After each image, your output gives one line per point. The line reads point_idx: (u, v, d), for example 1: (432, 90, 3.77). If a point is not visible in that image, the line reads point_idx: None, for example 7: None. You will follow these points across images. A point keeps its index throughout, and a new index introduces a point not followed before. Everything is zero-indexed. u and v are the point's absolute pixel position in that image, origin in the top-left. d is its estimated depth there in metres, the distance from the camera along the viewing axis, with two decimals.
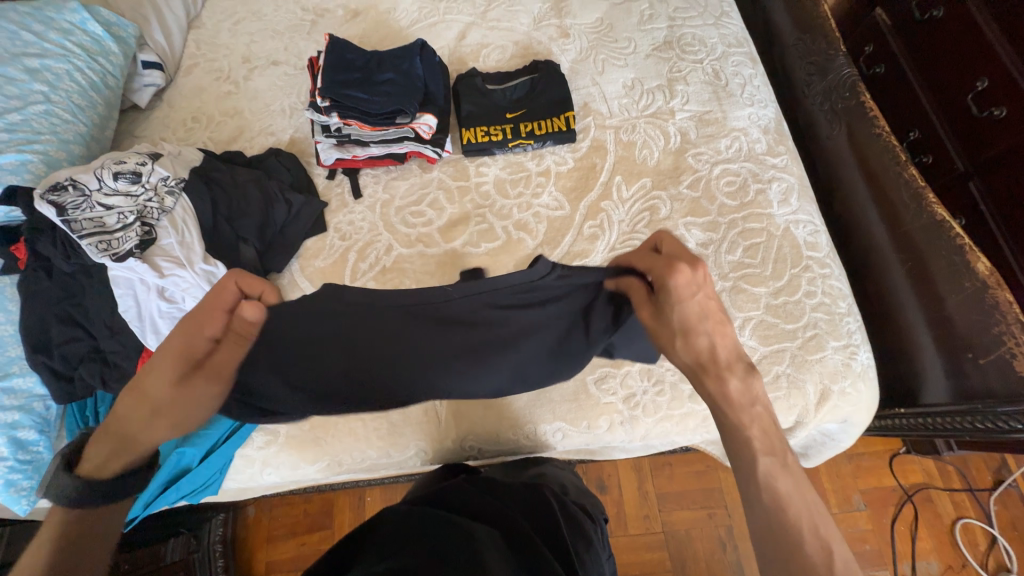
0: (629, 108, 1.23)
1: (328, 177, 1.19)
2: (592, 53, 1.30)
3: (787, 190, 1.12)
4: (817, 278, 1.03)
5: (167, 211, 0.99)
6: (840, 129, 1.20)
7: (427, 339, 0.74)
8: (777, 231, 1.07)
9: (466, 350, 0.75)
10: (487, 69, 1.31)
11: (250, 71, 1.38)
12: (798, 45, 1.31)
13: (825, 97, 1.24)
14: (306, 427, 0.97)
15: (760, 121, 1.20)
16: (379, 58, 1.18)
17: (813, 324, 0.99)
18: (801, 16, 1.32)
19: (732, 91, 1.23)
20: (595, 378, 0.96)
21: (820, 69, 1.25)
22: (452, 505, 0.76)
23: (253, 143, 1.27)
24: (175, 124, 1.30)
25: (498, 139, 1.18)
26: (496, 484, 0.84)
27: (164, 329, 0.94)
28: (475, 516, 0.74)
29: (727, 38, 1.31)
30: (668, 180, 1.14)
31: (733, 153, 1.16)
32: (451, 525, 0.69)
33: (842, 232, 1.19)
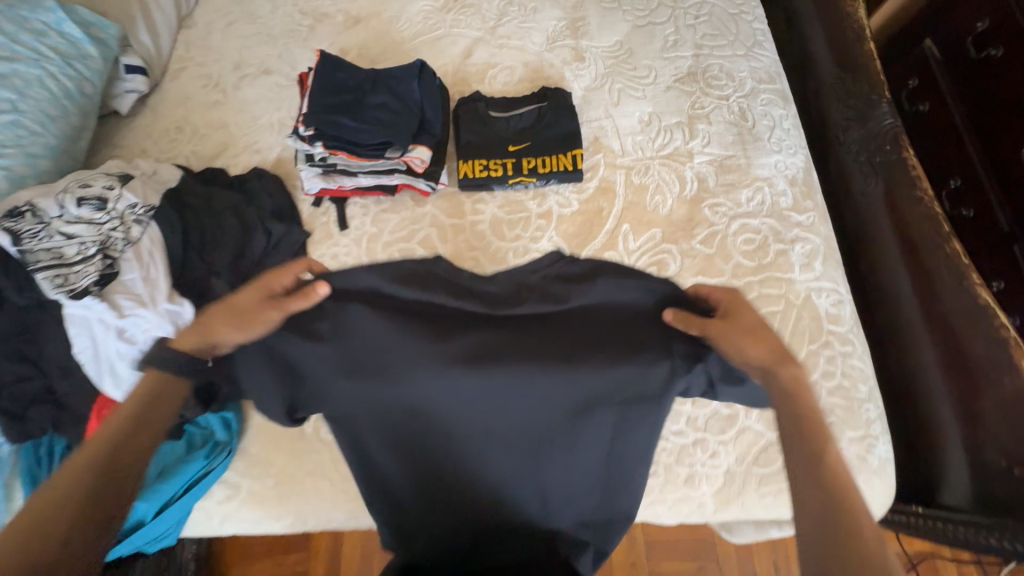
0: (644, 147, 1.13)
1: (313, 204, 1.11)
2: (608, 81, 1.20)
3: (811, 253, 1.01)
4: (837, 356, 0.93)
5: (134, 242, 0.91)
6: (876, 183, 1.07)
7: (420, 348, 0.74)
8: (797, 300, 0.97)
9: (550, 400, 0.75)
10: (492, 92, 1.21)
11: (240, 79, 1.30)
12: (835, 85, 1.18)
13: (861, 146, 1.11)
14: (270, 483, 0.90)
15: (786, 170, 1.09)
16: (374, 77, 1.08)
17: (828, 411, 0.89)
18: (842, 52, 1.18)
19: (758, 134, 1.12)
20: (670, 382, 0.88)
21: (859, 115, 1.12)
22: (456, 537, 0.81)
23: (237, 160, 1.19)
24: (158, 133, 1.23)
25: (497, 174, 1.08)
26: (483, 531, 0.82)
27: (121, 371, 0.85)
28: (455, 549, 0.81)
29: (756, 72, 1.20)
30: (680, 235, 1.04)
31: (755, 206, 1.05)
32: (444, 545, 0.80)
33: (874, 297, 1.06)
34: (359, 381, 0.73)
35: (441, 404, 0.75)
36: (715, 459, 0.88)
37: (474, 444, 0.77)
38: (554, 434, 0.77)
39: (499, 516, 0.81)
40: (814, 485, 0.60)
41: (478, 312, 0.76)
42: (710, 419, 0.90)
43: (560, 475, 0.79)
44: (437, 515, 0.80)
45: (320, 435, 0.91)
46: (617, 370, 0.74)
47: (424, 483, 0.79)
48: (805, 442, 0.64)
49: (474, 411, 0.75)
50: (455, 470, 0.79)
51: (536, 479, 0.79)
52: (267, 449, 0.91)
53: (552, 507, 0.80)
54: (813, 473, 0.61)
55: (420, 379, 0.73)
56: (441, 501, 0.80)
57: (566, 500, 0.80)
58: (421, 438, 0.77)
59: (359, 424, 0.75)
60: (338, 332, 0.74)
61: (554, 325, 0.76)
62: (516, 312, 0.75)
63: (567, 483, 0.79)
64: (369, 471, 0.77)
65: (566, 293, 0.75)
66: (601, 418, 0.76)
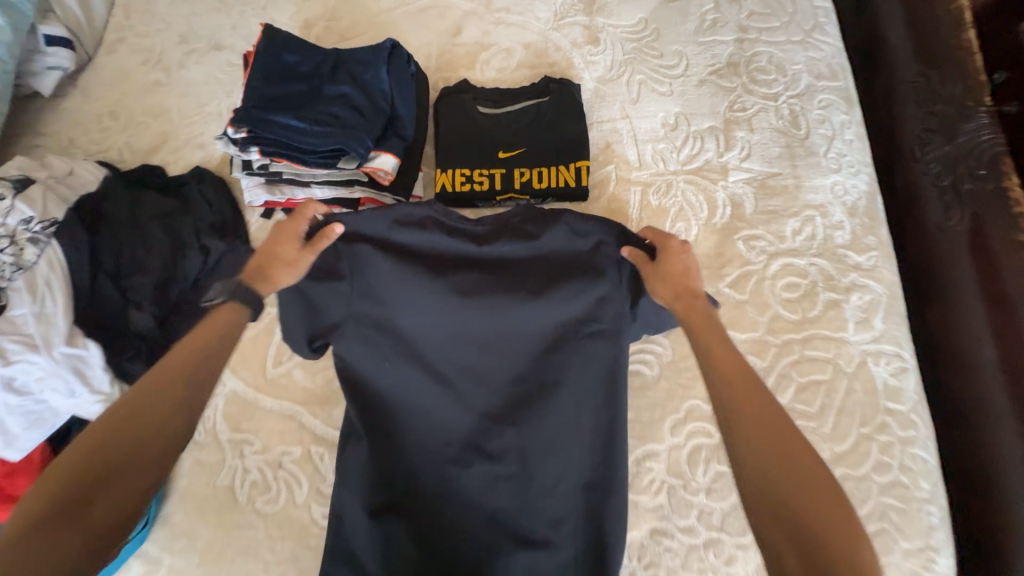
0: (666, 158, 0.91)
1: (263, 216, 0.93)
2: (626, 70, 0.98)
3: (869, 306, 0.80)
4: (895, 444, 0.74)
5: (26, 267, 0.73)
6: (963, 218, 0.84)
7: (422, 284, 0.77)
8: (849, 367, 0.77)
9: (528, 345, 0.78)
10: (483, 81, 0.99)
11: (186, 55, 1.09)
12: (917, 85, 0.92)
13: (945, 168, 0.87)
14: (191, 562, 0.75)
15: (845, 196, 0.87)
16: (333, 59, 0.85)
17: (881, 515, 0.71)
18: (927, 42, 0.91)
19: (812, 146, 0.90)
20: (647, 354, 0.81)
21: (946, 128, 0.87)
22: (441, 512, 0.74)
23: (177, 156, 1.00)
24: (87, 119, 1.04)
25: (482, 188, 0.88)
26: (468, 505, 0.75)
27: (12, 427, 0.70)
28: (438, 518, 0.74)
29: (815, 65, 0.96)
30: (705, 274, 0.84)
31: (803, 241, 0.84)
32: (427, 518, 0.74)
33: (950, 366, 0.84)
34: (363, 315, 0.75)
35: (432, 345, 0.77)
36: (733, 567, 0.70)
37: (457, 396, 0.77)
38: (531, 372, 0.77)
39: (478, 482, 0.74)
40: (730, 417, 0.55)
41: (464, 253, 0.79)
42: (728, 515, 0.73)
43: (539, 441, 0.75)
44: (419, 488, 0.75)
45: (256, 508, 0.77)
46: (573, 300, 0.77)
47: (408, 445, 0.76)
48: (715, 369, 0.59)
49: (464, 344, 0.78)
50: (436, 415, 0.76)
51: (520, 433, 0.75)
52: (192, 519, 0.77)
53: (534, 485, 0.74)
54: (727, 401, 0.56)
55: (417, 317, 0.76)
56: (423, 467, 0.75)
57: (547, 477, 0.74)
58: (408, 388, 0.77)
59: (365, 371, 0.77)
60: (353, 268, 0.75)
61: (521, 263, 0.78)
62: (495, 254, 0.79)
63: (548, 453, 0.74)
64: (369, 409, 0.77)
65: (536, 231, 0.78)
66: (572, 370, 0.76)
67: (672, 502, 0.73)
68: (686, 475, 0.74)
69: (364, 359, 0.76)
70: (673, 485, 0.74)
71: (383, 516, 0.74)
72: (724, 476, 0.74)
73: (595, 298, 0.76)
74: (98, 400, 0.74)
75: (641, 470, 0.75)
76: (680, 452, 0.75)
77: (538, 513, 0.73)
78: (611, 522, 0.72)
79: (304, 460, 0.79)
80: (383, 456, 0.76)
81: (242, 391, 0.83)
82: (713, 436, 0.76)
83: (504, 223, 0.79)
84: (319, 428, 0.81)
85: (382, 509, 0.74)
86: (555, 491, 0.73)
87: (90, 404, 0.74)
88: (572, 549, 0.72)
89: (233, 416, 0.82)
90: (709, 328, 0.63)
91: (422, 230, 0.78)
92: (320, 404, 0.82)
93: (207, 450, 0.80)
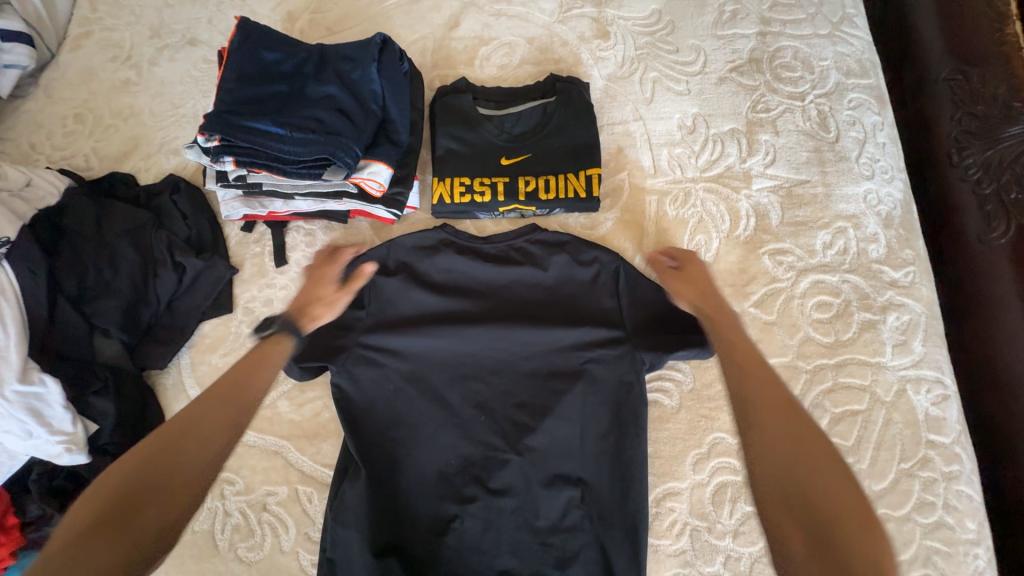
0: (684, 163, 0.84)
1: (243, 229, 0.85)
2: (638, 67, 0.90)
3: (908, 327, 0.74)
4: (938, 481, 0.67)
5: None
6: (1008, 232, 0.72)
7: (430, 307, 0.75)
8: (886, 397, 0.71)
9: (534, 364, 0.72)
10: (483, 80, 0.91)
11: (158, 51, 0.99)
12: (954, 82, 0.80)
13: (985, 174, 0.76)
14: None
15: (879, 206, 0.80)
16: (318, 56, 0.77)
17: (924, 560, 0.65)
18: (962, 34, 0.80)
19: (843, 151, 0.83)
20: (667, 385, 0.74)
21: (987, 130, 0.76)
22: (435, 560, 0.66)
23: (150, 163, 0.92)
24: (50, 122, 0.95)
25: (483, 200, 0.80)
26: (464, 554, 0.66)
27: None
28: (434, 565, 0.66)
29: (844, 60, 0.88)
30: (728, 293, 0.77)
31: (834, 256, 0.77)
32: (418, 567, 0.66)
33: (994, 403, 0.72)
34: (368, 341, 0.73)
35: (438, 367, 0.72)
36: None
37: (460, 422, 0.70)
38: (537, 403, 0.71)
39: (478, 526, 0.67)
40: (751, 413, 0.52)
41: (473, 272, 0.77)
42: (757, 561, 0.67)
43: (546, 469, 0.68)
44: (416, 528, 0.67)
45: (239, 554, 0.70)
46: (583, 325, 0.72)
47: (405, 480, 0.68)
48: (733, 362, 0.57)
49: (467, 373, 0.72)
50: (431, 449, 0.69)
51: (525, 467, 0.68)
52: (168, 569, 0.70)
53: (540, 519, 0.66)
54: (742, 387, 0.54)
55: (423, 338, 0.73)
56: (422, 503, 0.68)
57: (554, 510, 0.67)
58: (408, 415, 0.70)
59: (364, 397, 0.71)
60: (364, 291, 0.75)
61: (532, 288, 0.75)
62: (504, 274, 0.76)
63: (556, 482, 0.67)
64: (363, 445, 0.69)
65: (547, 257, 0.76)
66: (579, 390, 0.70)
67: (695, 546, 0.67)
68: (711, 516, 0.68)
69: (362, 384, 0.71)
70: (696, 528, 0.68)
71: (375, 564, 0.65)
72: (752, 517, 0.68)
73: (604, 311, 0.73)
74: (59, 442, 0.65)
75: (661, 511, 0.69)
76: (704, 490, 0.69)
77: (545, 550, 0.66)
78: (627, 565, 0.64)
79: (291, 501, 0.72)
80: (379, 494, 0.68)
81: None
82: (740, 473, 0.70)
83: (513, 241, 0.77)
84: (307, 465, 0.74)
85: (374, 556, 0.65)
86: (565, 525, 0.66)
87: (50, 446, 0.66)
88: None
89: None
90: (726, 321, 0.63)
91: (434, 250, 0.77)
92: (308, 439, 0.75)
93: None
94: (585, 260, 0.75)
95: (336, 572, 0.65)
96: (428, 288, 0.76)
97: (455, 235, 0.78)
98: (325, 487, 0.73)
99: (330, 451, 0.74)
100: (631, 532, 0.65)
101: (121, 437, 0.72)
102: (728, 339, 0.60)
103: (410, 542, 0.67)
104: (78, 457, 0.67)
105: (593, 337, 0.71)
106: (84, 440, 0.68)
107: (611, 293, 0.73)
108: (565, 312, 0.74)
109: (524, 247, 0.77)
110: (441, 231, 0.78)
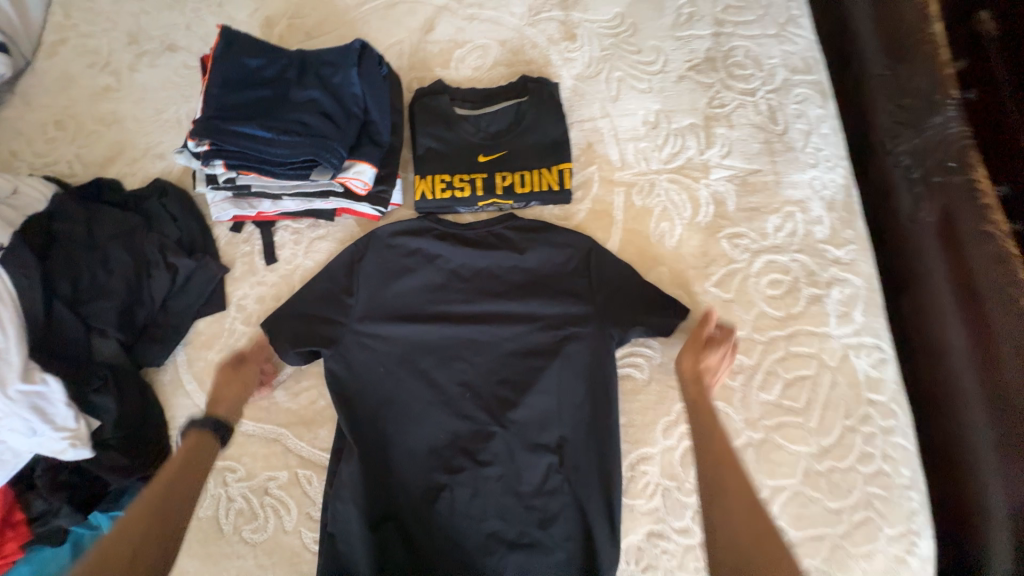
0: (648, 157, 0.90)
1: (232, 230, 0.89)
2: (604, 67, 0.96)
3: (849, 299, 0.82)
4: (876, 434, 0.76)
5: None
6: (934, 213, 0.81)
7: (416, 293, 0.80)
8: (832, 361, 0.79)
9: (513, 343, 0.78)
10: (459, 81, 0.96)
11: (137, 57, 1.01)
12: (886, 79, 0.89)
13: (915, 160, 0.85)
14: None
15: (824, 191, 0.88)
16: (299, 63, 0.80)
17: (865, 504, 0.73)
18: (892, 32, 0.88)
19: (790, 141, 0.91)
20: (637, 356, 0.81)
21: (914, 120, 0.84)
22: (427, 526, 0.71)
23: (134, 168, 0.94)
24: (31, 130, 0.96)
25: (463, 195, 0.85)
26: (457, 518, 0.72)
27: None
28: (430, 528, 0.71)
29: (791, 58, 0.96)
30: (691, 274, 0.84)
31: (784, 238, 0.85)
32: (414, 534, 0.71)
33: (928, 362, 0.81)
34: (358, 329, 0.78)
35: (425, 349, 0.77)
36: None
37: (447, 400, 0.75)
38: (517, 378, 0.76)
39: (467, 493, 0.72)
40: (720, 488, 0.63)
41: (455, 259, 0.82)
42: None
43: (528, 438, 0.74)
44: (410, 498, 0.72)
45: (244, 537, 0.74)
46: (560, 305, 0.78)
47: (397, 455, 0.74)
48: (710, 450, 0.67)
49: (452, 354, 0.77)
50: (421, 425, 0.74)
51: (508, 437, 0.74)
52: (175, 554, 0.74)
53: (523, 484, 0.73)
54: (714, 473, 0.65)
55: (408, 324, 0.78)
56: (414, 476, 0.73)
57: (535, 475, 0.73)
58: (398, 395, 0.75)
59: (354, 381, 0.76)
60: (353, 279, 0.80)
61: (510, 272, 0.81)
62: (483, 260, 0.82)
63: (536, 449, 0.74)
64: (355, 426, 0.74)
65: (524, 244, 0.82)
66: (555, 365, 0.76)
67: (666, 504, 0.74)
68: (679, 476, 0.75)
69: (353, 370, 0.76)
70: (667, 488, 0.75)
71: (370, 530, 0.70)
72: None
73: (577, 292, 0.79)
74: (62, 437, 0.68)
75: (635, 474, 0.75)
76: (672, 455, 0.76)
77: (528, 512, 0.72)
78: (601, 523, 0.71)
79: (290, 484, 0.76)
80: (372, 469, 0.73)
81: None
82: None
83: (492, 229, 0.83)
84: (305, 450, 0.78)
85: (371, 525, 0.70)
86: (546, 488, 0.72)
87: (54, 442, 0.68)
88: (563, 551, 0.71)
89: None
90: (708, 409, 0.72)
91: (418, 238, 0.82)
92: (304, 425, 0.79)
93: None
94: (558, 245, 0.82)
95: (336, 545, 0.70)
96: (413, 277, 0.81)
97: (438, 225, 0.83)
98: (323, 470, 0.77)
99: (326, 436, 0.79)
100: (605, 492, 0.72)
101: (121, 434, 0.75)
102: (710, 428, 0.70)
103: (403, 511, 0.72)
104: (82, 452, 0.70)
105: (568, 314, 0.78)
106: (87, 435, 0.71)
107: (582, 277, 0.80)
108: (541, 292, 0.80)
109: (503, 234, 0.83)
110: (423, 220, 0.84)
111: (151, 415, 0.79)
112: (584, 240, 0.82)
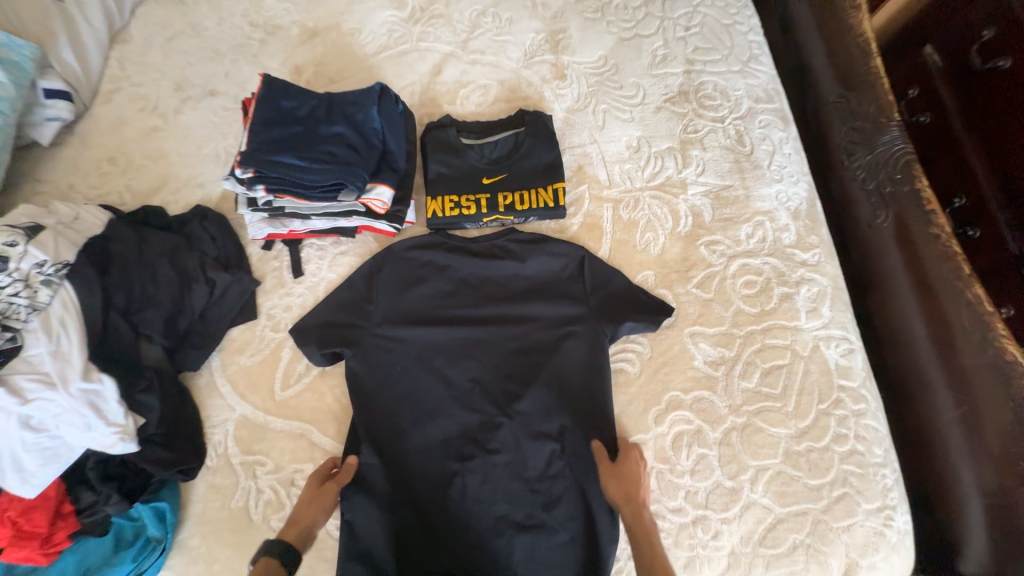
0: (633, 177, 1.02)
1: (263, 247, 1.00)
2: (591, 101, 1.10)
3: (817, 296, 0.91)
4: (849, 417, 0.84)
5: (39, 309, 0.76)
6: (887, 218, 0.92)
7: (428, 301, 0.89)
8: (805, 351, 0.88)
9: (516, 342, 0.87)
10: (464, 115, 1.10)
11: (182, 101, 1.15)
12: (840, 105, 1.02)
13: (869, 173, 0.96)
14: None
15: (789, 203, 0.99)
16: (328, 103, 0.94)
17: (842, 481, 0.80)
18: (842, 65, 1.02)
19: (757, 160, 1.03)
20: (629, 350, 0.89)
21: (865, 139, 0.97)
22: (441, 511, 0.78)
23: (177, 196, 1.06)
24: (87, 166, 1.09)
25: (470, 213, 0.96)
26: (468, 502, 0.78)
27: (29, 464, 0.72)
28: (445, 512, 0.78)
29: (755, 90, 1.10)
30: (674, 277, 0.94)
31: (756, 244, 0.96)
32: (429, 519, 0.78)
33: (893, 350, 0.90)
34: (376, 333, 0.87)
35: (437, 349, 0.86)
36: (718, 539, 0.78)
37: (458, 394, 0.84)
38: (521, 373, 0.85)
39: (478, 478, 0.79)
40: None
41: (462, 269, 0.92)
42: (712, 493, 0.80)
43: (532, 427, 0.82)
44: (425, 484, 0.79)
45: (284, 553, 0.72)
46: (557, 307, 0.88)
47: (412, 446, 0.81)
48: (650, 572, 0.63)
49: (461, 354, 0.86)
50: (436, 418, 0.82)
51: (514, 427, 0.82)
52: (209, 543, 0.80)
53: (529, 469, 0.80)
54: None
55: (421, 327, 0.87)
56: (428, 464, 0.80)
57: (540, 460, 0.80)
58: (413, 390, 0.84)
59: (372, 379, 0.84)
60: (373, 289, 0.90)
61: (512, 280, 0.91)
62: (487, 269, 0.92)
63: (540, 437, 0.81)
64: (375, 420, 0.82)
65: (524, 254, 0.92)
66: (554, 360, 0.85)
67: (660, 485, 0.81)
68: (671, 459, 0.82)
69: (373, 369, 0.85)
70: (661, 471, 0.82)
71: (390, 514, 0.77)
72: (705, 458, 0.82)
73: (572, 295, 0.89)
74: (113, 432, 0.75)
75: None
76: (664, 440, 0.83)
77: (534, 495, 0.78)
78: (600, 503, 0.78)
79: None
80: (391, 458, 0.80)
81: (250, 415, 0.87)
82: (692, 422, 0.84)
83: (495, 242, 0.94)
84: (328, 443, 0.85)
85: (390, 509, 0.77)
86: (550, 472, 0.79)
87: (106, 436, 0.75)
88: (567, 530, 0.77)
89: (243, 439, 0.86)
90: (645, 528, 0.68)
91: (430, 252, 0.93)
92: (328, 421, 0.87)
93: (220, 473, 0.84)
94: (554, 254, 0.92)
95: (357, 529, 0.76)
96: (425, 286, 0.90)
97: (447, 240, 0.94)
98: None
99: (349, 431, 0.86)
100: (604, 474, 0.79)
101: (164, 431, 0.82)
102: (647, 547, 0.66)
103: (420, 497, 0.79)
104: (129, 446, 0.76)
105: (565, 314, 0.87)
106: (134, 431, 0.77)
107: (577, 281, 0.90)
108: (540, 297, 0.89)
109: (505, 247, 0.93)
110: (434, 237, 0.95)
111: (190, 414, 0.87)
112: (576, 250, 0.92)
